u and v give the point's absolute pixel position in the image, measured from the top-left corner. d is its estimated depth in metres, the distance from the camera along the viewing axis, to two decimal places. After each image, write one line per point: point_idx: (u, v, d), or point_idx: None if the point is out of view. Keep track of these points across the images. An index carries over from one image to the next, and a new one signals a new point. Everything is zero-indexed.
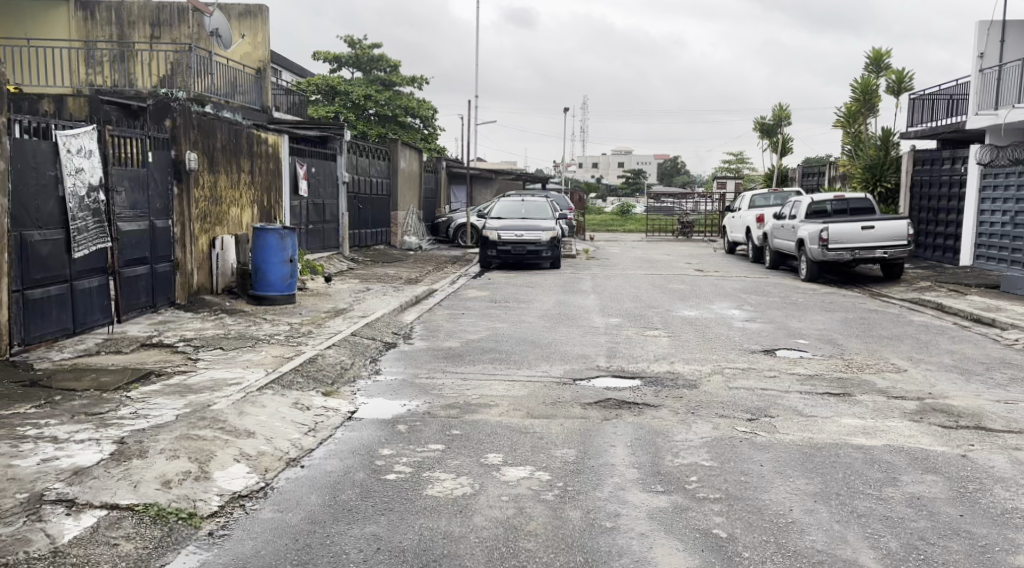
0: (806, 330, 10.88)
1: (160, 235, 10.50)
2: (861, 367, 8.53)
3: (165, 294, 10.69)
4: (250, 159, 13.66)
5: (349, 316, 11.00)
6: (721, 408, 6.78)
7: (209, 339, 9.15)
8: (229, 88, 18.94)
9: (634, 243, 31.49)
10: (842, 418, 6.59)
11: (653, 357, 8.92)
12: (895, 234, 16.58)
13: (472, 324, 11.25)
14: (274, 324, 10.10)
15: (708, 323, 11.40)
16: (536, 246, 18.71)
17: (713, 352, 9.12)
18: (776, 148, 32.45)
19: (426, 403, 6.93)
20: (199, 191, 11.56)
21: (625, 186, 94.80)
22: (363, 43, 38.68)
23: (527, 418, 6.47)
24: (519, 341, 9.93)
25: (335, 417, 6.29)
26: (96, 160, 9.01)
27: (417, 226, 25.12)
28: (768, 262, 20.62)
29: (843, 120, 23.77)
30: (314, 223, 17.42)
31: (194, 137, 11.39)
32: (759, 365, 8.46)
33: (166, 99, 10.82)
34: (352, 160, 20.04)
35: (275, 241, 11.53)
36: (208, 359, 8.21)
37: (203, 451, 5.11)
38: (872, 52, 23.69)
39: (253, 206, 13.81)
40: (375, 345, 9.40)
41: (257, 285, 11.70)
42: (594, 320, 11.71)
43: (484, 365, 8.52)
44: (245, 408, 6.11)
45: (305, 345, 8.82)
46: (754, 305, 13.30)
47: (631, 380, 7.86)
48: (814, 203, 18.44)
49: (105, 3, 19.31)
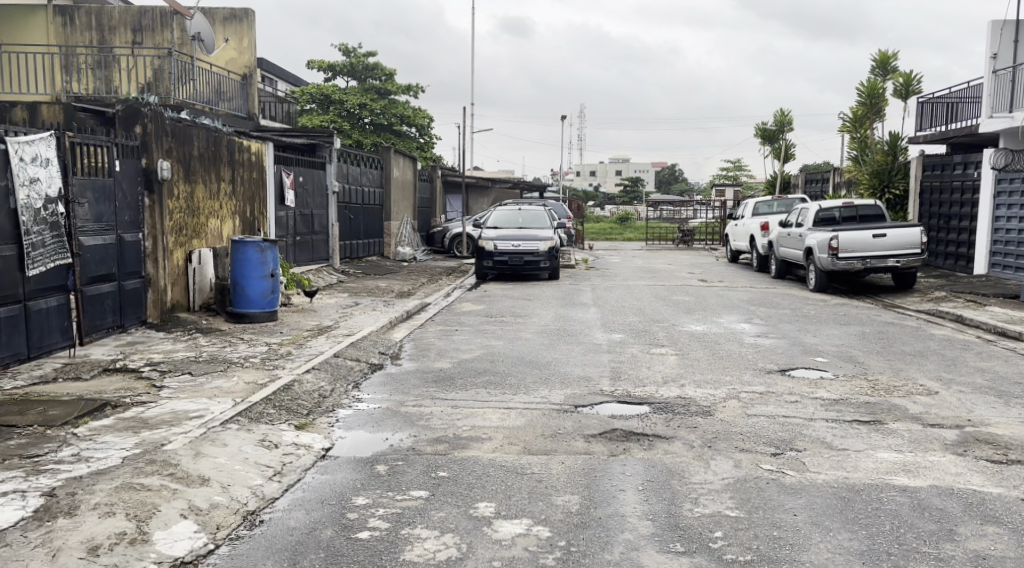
0: (823, 346, 10.15)
1: (130, 249, 9.79)
2: (888, 390, 7.79)
3: (135, 312, 9.97)
4: (231, 167, 12.95)
5: (334, 334, 10.26)
6: (741, 441, 6.06)
7: (179, 363, 8.41)
8: (215, 94, 18.25)
9: (634, 251, 30.74)
10: (878, 451, 5.86)
11: (662, 379, 8.19)
12: (908, 242, 15.88)
13: (465, 342, 10.51)
14: (252, 344, 9.37)
15: (717, 339, 10.68)
16: (533, 256, 18.01)
17: (726, 373, 8.39)
18: (778, 155, 31.82)
19: (411, 437, 6.19)
20: (173, 202, 10.86)
21: (623, 195, 94.08)
22: (357, 51, 38.05)
23: (523, 454, 5.73)
24: (516, 361, 9.21)
25: (306, 457, 5.57)
26: (55, 170, 8.30)
27: (411, 237, 24.40)
28: (774, 271, 19.93)
29: (849, 125, 23.08)
30: (302, 235, 16.68)
31: (167, 143, 10.68)
32: (778, 389, 7.74)
33: (136, 103, 10.12)
34: (343, 168, 19.32)
35: (255, 255, 10.82)
36: (173, 388, 7.49)
37: (143, 506, 4.39)
38: (878, 54, 23.01)
39: (235, 218, 13.10)
40: (359, 367, 8.67)
41: (236, 302, 10.97)
42: (595, 336, 10.98)
43: (477, 390, 7.78)
44: (203, 449, 5.39)
45: (281, 369, 8.08)
46: (764, 319, 12.56)
47: (638, 407, 7.13)
48: (822, 210, 17.75)
49: (85, 9, 18.69)
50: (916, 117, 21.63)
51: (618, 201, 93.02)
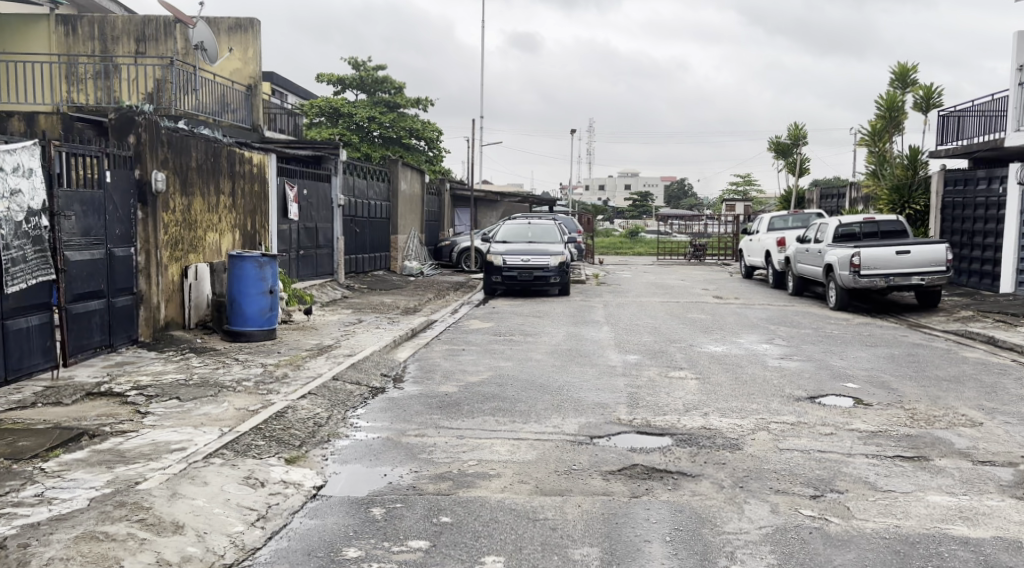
0: (853, 371, 9.58)
1: (120, 264, 9.30)
2: (929, 421, 7.21)
3: (125, 331, 9.48)
4: (231, 180, 12.48)
5: (334, 354, 9.73)
6: (775, 481, 5.51)
7: (167, 387, 7.90)
8: (219, 104, 17.78)
9: (645, 266, 30.18)
10: (929, 494, 5.29)
11: (683, 407, 7.64)
12: (933, 259, 15.30)
13: (473, 363, 9.97)
14: (246, 366, 8.85)
15: (739, 361, 10.11)
16: (543, 272, 17.48)
17: (752, 400, 7.83)
18: (792, 169, 31.26)
19: (412, 473, 5.65)
20: (168, 214, 10.38)
21: (632, 210, 93.50)
22: (367, 64, 37.78)
23: (535, 495, 5.18)
24: (526, 384, 8.67)
25: (295, 497, 5.06)
26: (39, 181, 7.82)
27: (418, 251, 23.90)
28: (791, 288, 19.34)
29: (868, 139, 22.49)
30: (305, 249, 16.19)
31: (163, 154, 10.21)
32: (811, 420, 7.17)
33: (130, 111, 9.66)
34: (349, 180, 18.84)
35: (252, 270, 10.35)
36: (158, 415, 6.96)
37: (104, 561, 3.90)
38: (897, 67, 22.47)
39: (234, 231, 12.61)
40: (359, 391, 8.13)
41: (233, 319, 10.47)
42: (609, 357, 10.42)
43: (484, 418, 7.23)
44: (180, 490, 4.89)
45: (275, 395, 7.55)
46: (786, 340, 11.98)
47: (659, 439, 6.57)
48: (842, 225, 17.19)
49: (88, 18, 18.34)
50: (937, 130, 21.05)
51: (627, 215, 92.57)
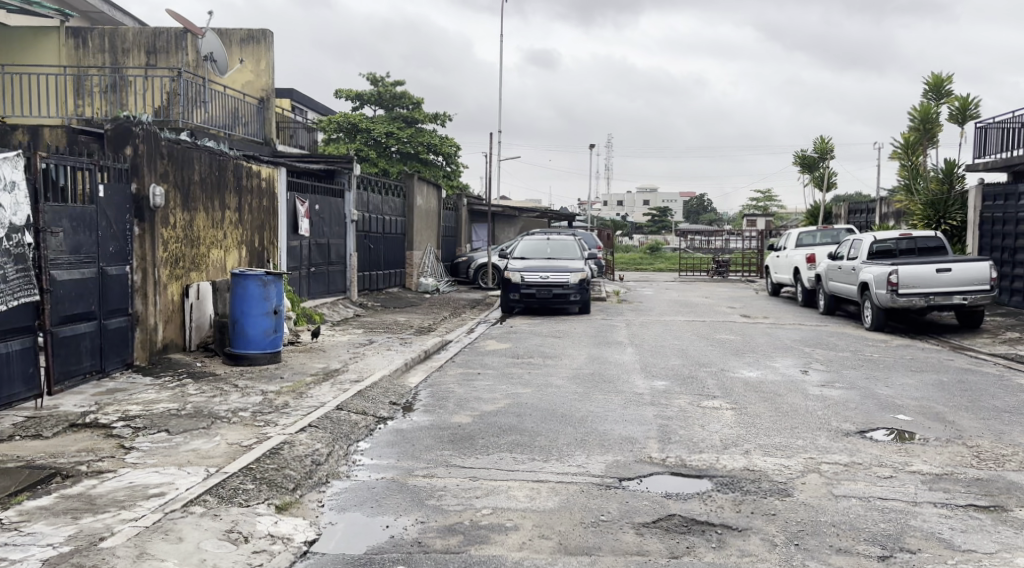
0: (902, 403, 8.84)
1: (113, 284, 8.71)
2: (999, 462, 6.48)
3: (119, 355, 8.88)
4: (238, 194, 11.87)
5: (340, 380, 9.08)
6: (832, 539, 4.83)
7: (157, 417, 7.28)
8: (231, 117, 17.17)
9: (667, 282, 29.45)
10: (1017, 555, 4.58)
11: (721, 442, 6.94)
12: (976, 277, 14.48)
13: (490, 389, 9.31)
14: (245, 393, 8.21)
15: (777, 390, 9.39)
16: (563, 290, 16.79)
17: (797, 437, 7.15)
18: (819, 183, 30.45)
19: (418, 524, 4.98)
20: (168, 230, 9.79)
21: (651, 225, 92.72)
22: (385, 80, 37.37)
23: (559, 555, 4.51)
24: (547, 414, 7.99)
25: (280, 557, 4.42)
26: (23, 196, 7.22)
27: (434, 267, 23.30)
28: (823, 307, 18.54)
29: (900, 152, 21.72)
30: (316, 266, 15.60)
31: (162, 167, 9.61)
32: (865, 461, 6.48)
33: (127, 122, 9.08)
34: (363, 195, 18.27)
35: (257, 289, 9.75)
36: (143, 451, 6.34)
37: None
38: (931, 77, 21.68)
39: (240, 248, 12.00)
40: (364, 421, 7.46)
41: (235, 341, 9.83)
42: (636, 383, 9.72)
43: (501, 454, 6.54)
44: (148, 550, 4.28)
45: (273, 427, 6.92)
46: (824, 366, 11.25)
47: (697, 482, 5.89)
48: (877, 241, 16.46)
49: (98, 31, 17.86)
50: (975, 143, 20.22)
51: (646, 230, 91.86)
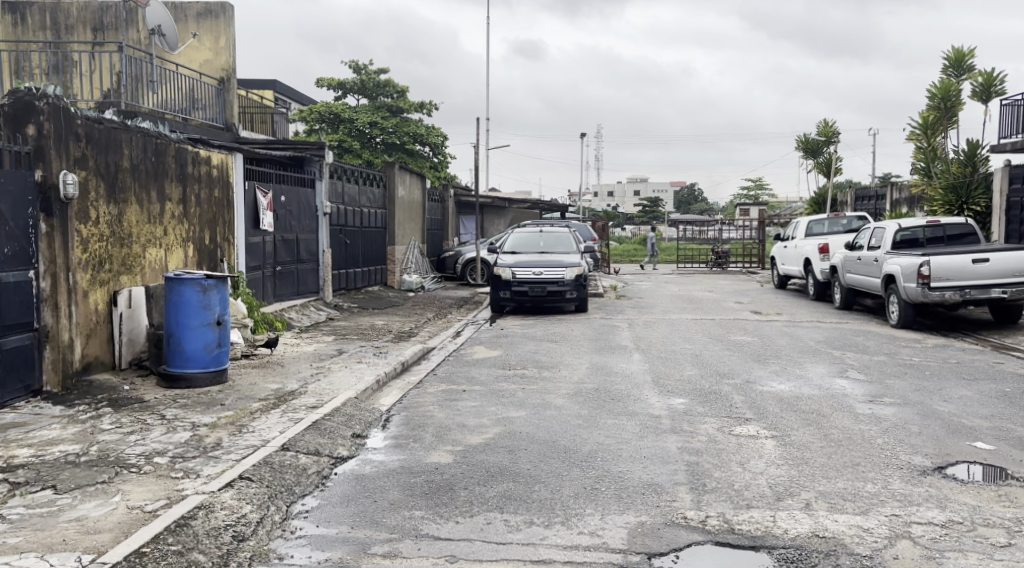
0: (975, 425, 7.33)
1: (10, 294, 7.14)
2: None
3: (20, 380, 7.31)
4: (182, 183, 10.22)
5: (293, 406, 7.49)
6: None
7: (47, 467, 5.65)
8: (187, 100, 15.46)
9: (665, 275, 27.94)
10: None
11: (773, 490, 5.41)
12: (1017, 267, 12.97)
13: (476, 412, 7.73)
14: (171, 428, 6.61)
15: (819, 409, 7.85)
16: (557, 286, 15.22)
17: (865, 482, 5.63)
18: (822, 169, 29.04)
19: None
20: (88, 227, 8.16)
21: (642, 215, 90.84)
22: (368, 67, 35.71)
23: None
24: (545, 449, 6.43)
25: None
26: None
27: (418, 262, 21.70)
28: (840, 301, 17.08)
29: (919, 132, 20.16)
30: (283, 264, 14.00)
31: (77, 150, 7.96)
32: (965, 518, 4.95)
33: (29, 94, 7.45)
34: (338, 185, 16.62)
35: (195, 297, 8.16)
36: (9, 522, 4.73)
37: None
38: (953, 51, 20.23)
39: (186, 245, 10.38)
40: (316, 466, 5.89)
41: (170, 359, 8.20)
42: (650, 402, 8.13)
43: (487, 516, 4.95)
44: None
45: (191, 483, 5.33)
46: (864, 374, 9.73)
47: (754, 559, 4.39)
48: (901, 230, 14.94)
49: (38, 4, 16.02)
50: (1000, 121, 18.70)
51: (637, 221, 90.11)
